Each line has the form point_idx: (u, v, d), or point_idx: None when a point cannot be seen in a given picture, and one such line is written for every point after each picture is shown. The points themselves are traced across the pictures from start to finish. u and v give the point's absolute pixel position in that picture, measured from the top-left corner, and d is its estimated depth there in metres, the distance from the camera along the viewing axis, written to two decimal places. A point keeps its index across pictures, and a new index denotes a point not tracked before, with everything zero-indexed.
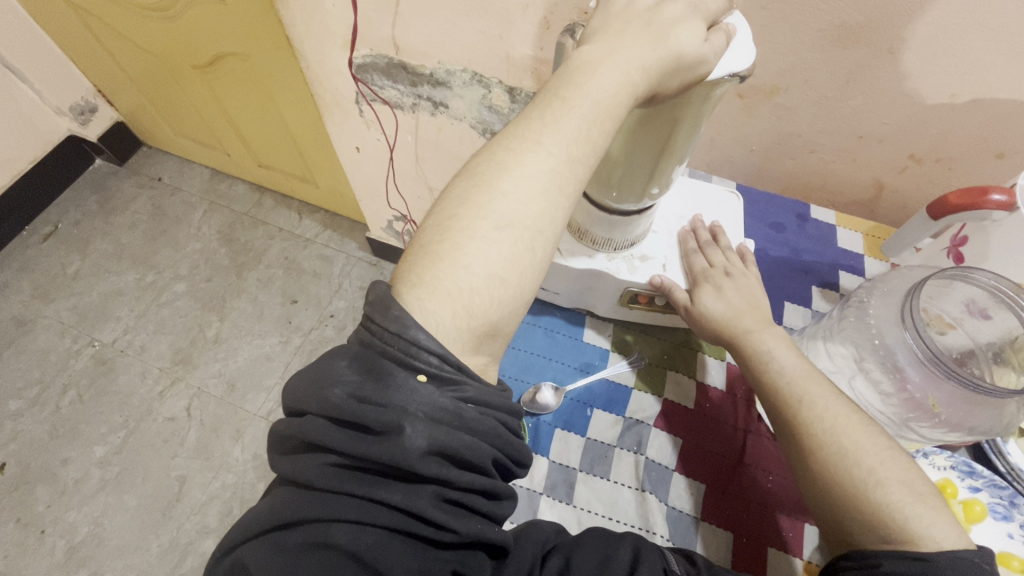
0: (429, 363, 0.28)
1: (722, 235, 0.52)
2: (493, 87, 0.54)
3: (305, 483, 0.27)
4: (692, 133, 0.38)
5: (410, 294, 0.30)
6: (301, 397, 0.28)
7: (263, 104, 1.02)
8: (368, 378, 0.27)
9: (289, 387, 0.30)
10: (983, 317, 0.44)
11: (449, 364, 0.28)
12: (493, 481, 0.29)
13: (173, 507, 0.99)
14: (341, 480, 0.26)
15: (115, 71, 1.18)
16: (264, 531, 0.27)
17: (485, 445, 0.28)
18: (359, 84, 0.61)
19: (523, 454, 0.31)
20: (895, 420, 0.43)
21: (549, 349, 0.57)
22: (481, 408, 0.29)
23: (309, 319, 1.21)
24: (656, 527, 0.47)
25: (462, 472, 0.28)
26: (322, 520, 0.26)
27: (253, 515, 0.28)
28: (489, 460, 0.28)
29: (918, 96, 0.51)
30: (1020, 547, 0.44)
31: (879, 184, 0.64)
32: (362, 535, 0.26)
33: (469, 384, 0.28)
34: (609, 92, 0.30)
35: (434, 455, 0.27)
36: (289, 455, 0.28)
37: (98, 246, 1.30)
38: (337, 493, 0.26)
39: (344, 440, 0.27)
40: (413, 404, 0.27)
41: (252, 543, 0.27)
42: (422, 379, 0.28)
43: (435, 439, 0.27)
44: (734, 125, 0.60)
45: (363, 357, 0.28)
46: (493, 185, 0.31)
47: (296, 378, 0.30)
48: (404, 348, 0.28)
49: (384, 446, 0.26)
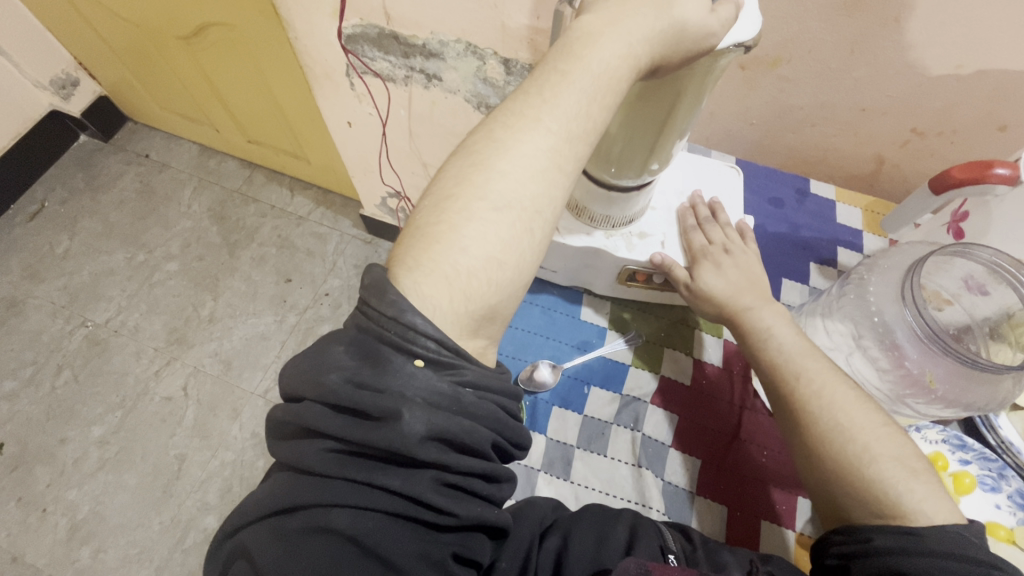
0: (427, 348, 0.27)
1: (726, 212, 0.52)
2: (488, 58, 0.52)
3: (304, 468, 0.27)
4: (693, 108, 0.37)
5: (406, 278, 0.29)
6: (298, 383, 0.28)
7: (251, 78, 0.99)
8: (366, 363, 0.27)
9: (285, 371, 0.29)
10: (980, 293, 0.44)
11: (447, 347, 0.27)
12: (493, 465, 0.29)
13: (173, 485, 1.00)
14: (339, 466, 0.26)
15: (97, 43, 1.14)
16: (264, 515, 0.27)
17: (484, 430, 0.28)
18: (349, 55, 0.59)
19: (524, 437, 0.31)
20: (892, 396, 0.43)
21: (546, 327, 0.57)
22: (480, 392, 0.28)
23: (304, 297, 1.20)
24: (652, 502, 0.48)
25: (461, 457, 0.27)
26: (320, 505, 0.26)
27: (253, 498, 0.28)
28: (489, 444, 0.28)
29: (923, 68, 0.50)
30: (1006, 517, 0.46)
31: (879, 159, 0.63)
32: (362, 519, 0.26)
33: (467, 368, 0.28)
34: (610, 63, 0.29)
35: (432, 440, 0.27)
36: (287, 440, 0.28)
37: (87, 224, 1.28)
38: (335, 478, 0.26)
39: (342, 427, 0.26)
40: (411, 390, 0.26)
41: (252, 527, 0.27)
42: (420, 363, 0.27)
43: (433, 424, 0.26)
44: (736, 98, 0.59)
45: (360, 342, 0.28)
46: (490, 164, 0.30)
47: (293, 361, 0.29)
48: (401, 332, 0.27)
49: (382, 432, 0.26)
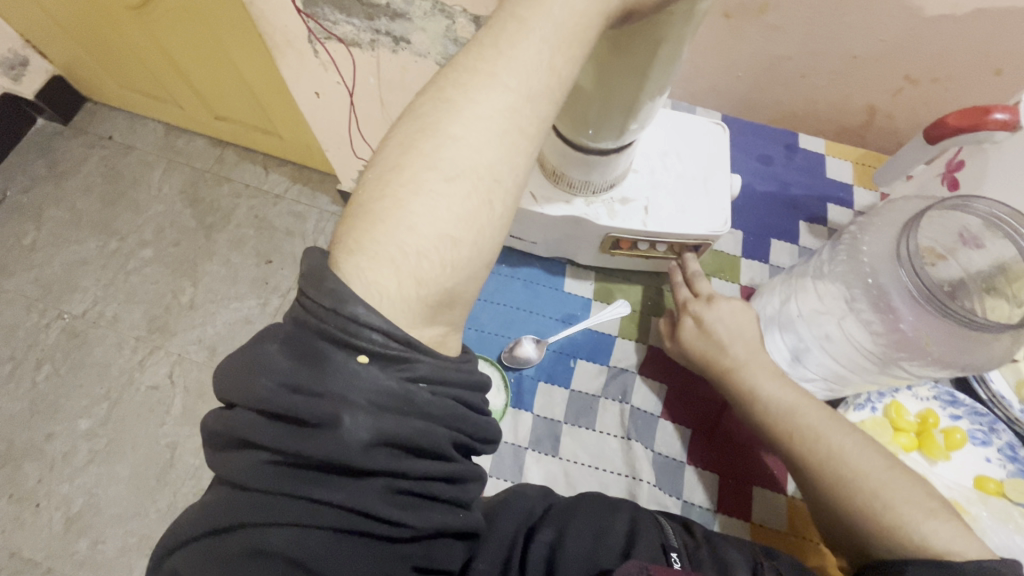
0: (372, 341, 0.25)
1: (711, 171, 0.49)
2: (457, 16, 0.48)
3: (239, 483, 0.25)
4: (673, 63, 0.34)
5: (347, 262, 0.26)
6: (229, 388, 0.26)
7: (209, 50, 0.93)
8: (302, 363, 0.25)
9: (215, 374, 0.27)
10: (976, 247, 0.43)
11: (395, 340, 0.25)
12: (453, 465, 0.27)
13: (166, 474, 0.99)
14: (277, 481, 0.24)
15: (41, 17, 1.06)
16: (196, 537, 0.25)
17: (440, 429, 0.26)
18: (307, 19, 0.54)
19: (489, 431, 0.29)
20: (884, 359, 0.42)
21: (529, 301, 0.55)
22: (435, 387, 0.26)
23: (287, 279, 1.17)
24: (642, 475, 0.47)
25: (415, 461, 0.26)
26: (257, 525, 0.24)
27: (185, 516, 0.26)
28: (447, 444, 0.26)
29: (916, 9, 0.47)
30: (996, 470, 0.47)
31: (871, 109, 0.60)
32: (304, 538, 0.24)
33: (419, 362, 0.26)
34: (574, 9, 0.26)
35: (379, 445, 0.25)
36: (221, 452, 0.26)
37: (54, 213, 1.22)
38: (273, 494, 0.24)
39: (278, 437, 0.24)
40: (354, 391, 0.24)
41: (184, 550, 0.25)
42: (364, 359, 0.25)
43: (380, 429, 0.24)
44: (721, 50, 0.56)
45: (296, 339, 0.25)
46: (439, 128, 0.27)
47: (223, 363, 0.27)
48: (341, 325, 0.24)
49: (323, 440, 0.24)
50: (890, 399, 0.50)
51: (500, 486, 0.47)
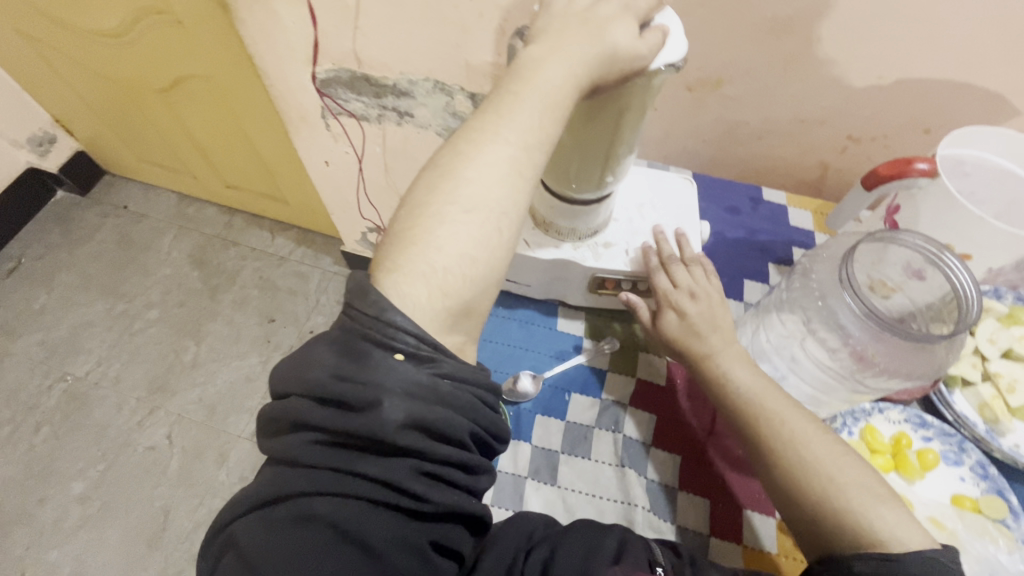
0: (406, 342, 0.29)
1: (688, 239, 0.53)
2: (455, 93, 0.57)
3: (291, 459, 0.29)
4: (638, 124, 0.41)
5: (386, 279, 0.32)
6: (286, 381, 0.31)
7: (229, 126, 1.03)
8: (348, 358, 0.29)
9: (274, 372, 0.32)
10: (919, 279, 0.48)
11: (425, 342, 0.30)
12: (470, 455, 0.31)
13: (158, 538, 0.98)
14: (323, 456, 0.29)
15: (73, 100, 1.17)
16: (254, 506, 0.29)
17: (461, 419, 0.30)
18: (324, 98, 0.63)
19: (502, 430, 0.33)
20: (845, 376, 0.46)
21: (525, 339, 0.59)
22: (457, 382, 0.30)
23: (289, 336, 1.21)
24: (636, 500, 0.50)
25: (439, 445, 0.29)
26: (305, 493, 0.28)
27: (243, 493, 0.31)
28: (466, 433, 0.30)
29: (847, 81, 0.56)
30: (970, 488, 0.50)
31: (824, 165, 0.68)
32: (343, 506, 0.28)
33: (445, 361, 0.30)
34: (555, 84, 0.33)
35: (411, 427, 0.29)
36: (276, 436, 0.30)
37: (65, 278, 1.28)
38: (320, 468, 0.28)
39: (325, 418, 0.29)
40: (390, 380, 0.28)
41: (243, 518, 0.29)
42: (400, 357, 0.29)
43: (411, 413, 0.28)
44: (687, 117, 0.64)
45: (343, 340, 0.30)
46: (457, 173, 0.33)
47: (281, 362, 0.32)
48: (381, 329, 0.29)
49: (363, 420, 0.28)
50: (864, 423, 0.53)
51: (502, 514, 0.49)
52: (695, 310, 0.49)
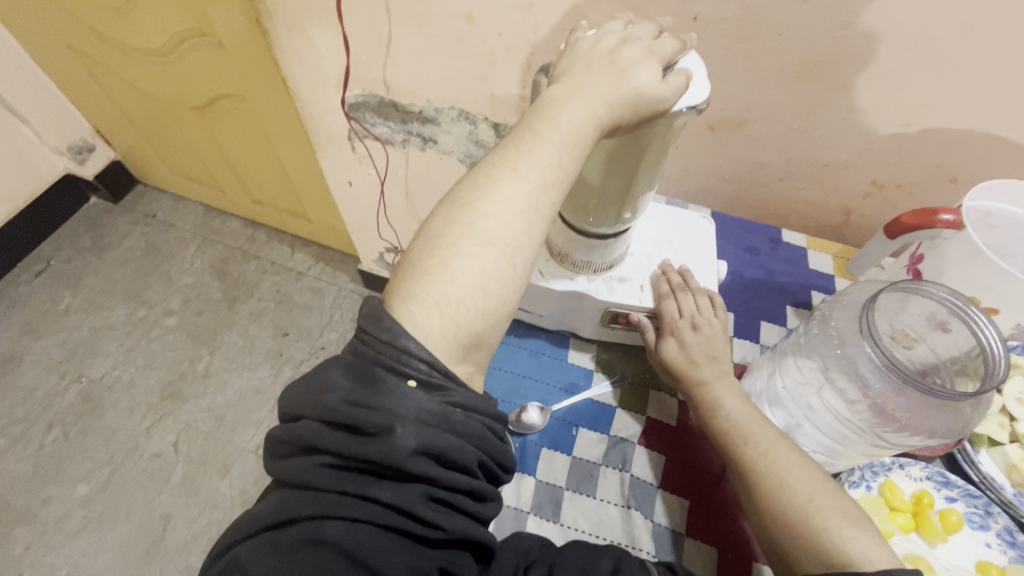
0: (419, 369, 0.30)
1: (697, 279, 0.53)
2: (480, 123, 0.58)
3: (301, 482, 0.29)
4: (657, 163, 0.41)
5: (401, 307, 0.32)
6: (298, 404, 0.31)
7: (259, 143, 1.06)
8: (362, 384, 0.30)
9: (285, 396, 0.32)
10: (943, 331, 0.47)
11: (437, 370, 0.30)
12: (479, 483, 0.31)
13: (156, 547, 0.97)
14: (335, 480, 0.29)
15: (115, 112, 1.22)
16: (261, 530, 0.29)
17: (470, 447, 0.30)
18: (351, 121, 0.64)
19: (508, 459, 0.33)
20: (863, 428, 0.44)
21: (534, 370, 0.59)
22: (468, 411, 0.31)
23: (301, 351, 1.22)
24: (641, 544, 0.48)
25: (448, 472, 0.30)
26: (315, 517, 0.28)
27: (248, 516, 0.30)
28: (475, 461, 0.30)
29: (871, 128, 0.55)
30: (997, 556, 0.47)
31: (846, 209, 0.67)
32: (354, 531, 0.27)
33: (456, 390, 0.30)
34: (576, 123, 0.33)
35: (422, 454, 0.29)
36: (287, 458, 0.30)
37: (91, 281, 1.31)
38: (331, 491, 0.28)
39: (337, 441, 0.29)
40: (402, 408, 0.29)
41: (249, 541, 0.29)
42: (412, 384, 0.29)
43: (423, 440, 0.29)
44: (709, 155, 0.65)
45: (357, 366, 0.31)
46: (475, 207, 0.34)
47: (293, 386, 0.32)
48: (394, 355, 0.30)
49: (376, 445, 0.28)
50: (885, 478, 0.51)
51: None
52: (696, 341, 0.49)
